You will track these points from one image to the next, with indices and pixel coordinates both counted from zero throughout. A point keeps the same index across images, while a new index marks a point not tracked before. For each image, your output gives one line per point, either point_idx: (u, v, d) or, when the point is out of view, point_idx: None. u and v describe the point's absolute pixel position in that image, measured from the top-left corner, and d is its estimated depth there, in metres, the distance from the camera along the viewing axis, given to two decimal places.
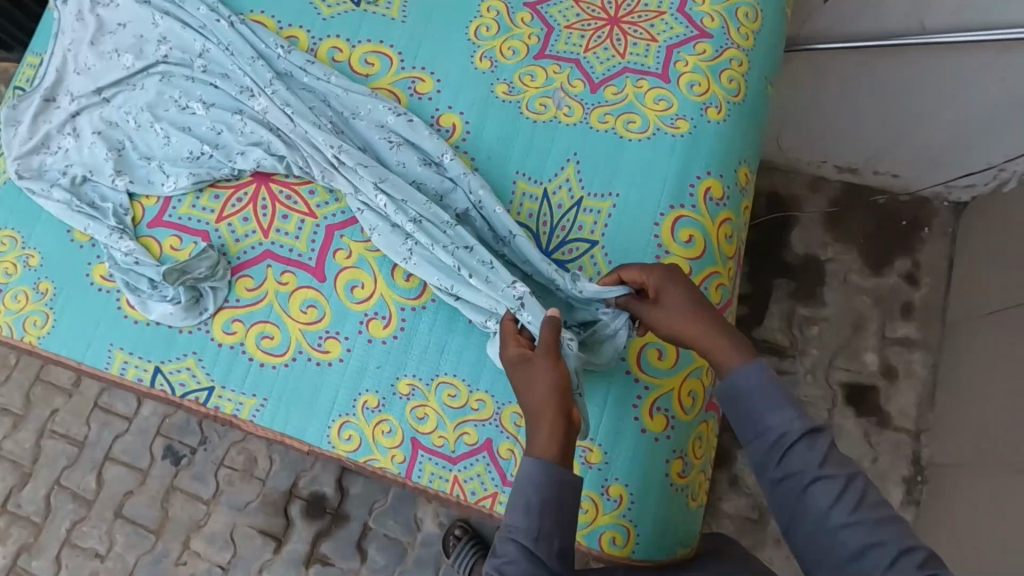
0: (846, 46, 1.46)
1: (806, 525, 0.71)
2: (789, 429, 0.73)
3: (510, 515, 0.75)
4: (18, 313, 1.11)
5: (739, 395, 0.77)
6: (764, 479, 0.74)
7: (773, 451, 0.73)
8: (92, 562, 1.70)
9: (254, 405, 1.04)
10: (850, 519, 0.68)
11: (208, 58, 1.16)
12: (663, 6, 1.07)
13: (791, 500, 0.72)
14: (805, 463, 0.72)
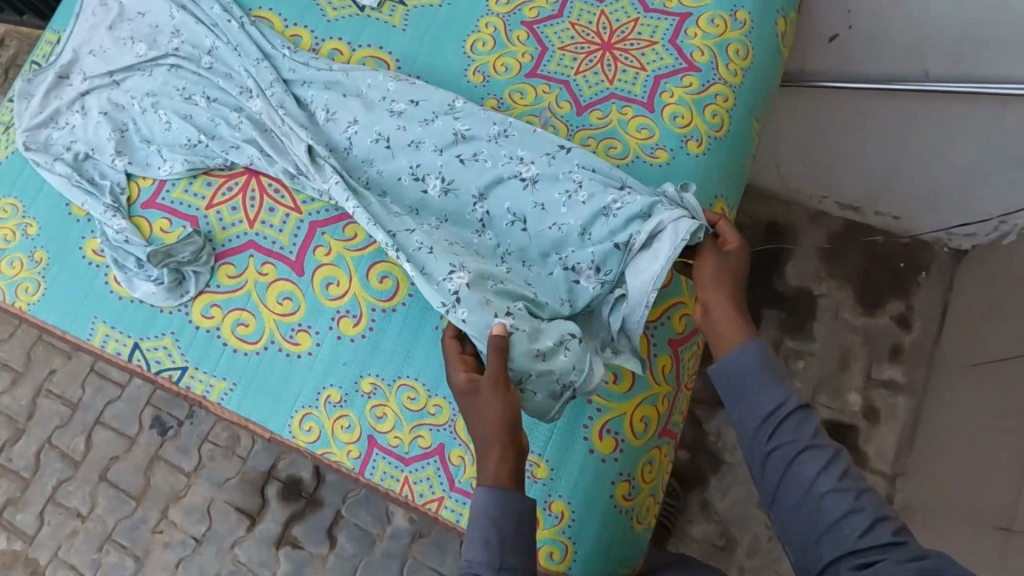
0: (848, 86, 1.47)
1: (792, 493, 0.73)
2: (785, 402, 0.76)
3: (470, 548, 0.77)
4: (12, 279, 1.16)
5: (742, 365, 0.80)
6: (754, 451, 0.77)
7: (767, 423, 0.76)
8: (73, 521, 1.76)
9: (223, 388, 1.07)
10: (834, 485, 0.71)
11: (216, 55, 1.20)
12: (656, 37, 1.08)
13: (779, 472, 0.74)
14: (796, 434, 0.74)
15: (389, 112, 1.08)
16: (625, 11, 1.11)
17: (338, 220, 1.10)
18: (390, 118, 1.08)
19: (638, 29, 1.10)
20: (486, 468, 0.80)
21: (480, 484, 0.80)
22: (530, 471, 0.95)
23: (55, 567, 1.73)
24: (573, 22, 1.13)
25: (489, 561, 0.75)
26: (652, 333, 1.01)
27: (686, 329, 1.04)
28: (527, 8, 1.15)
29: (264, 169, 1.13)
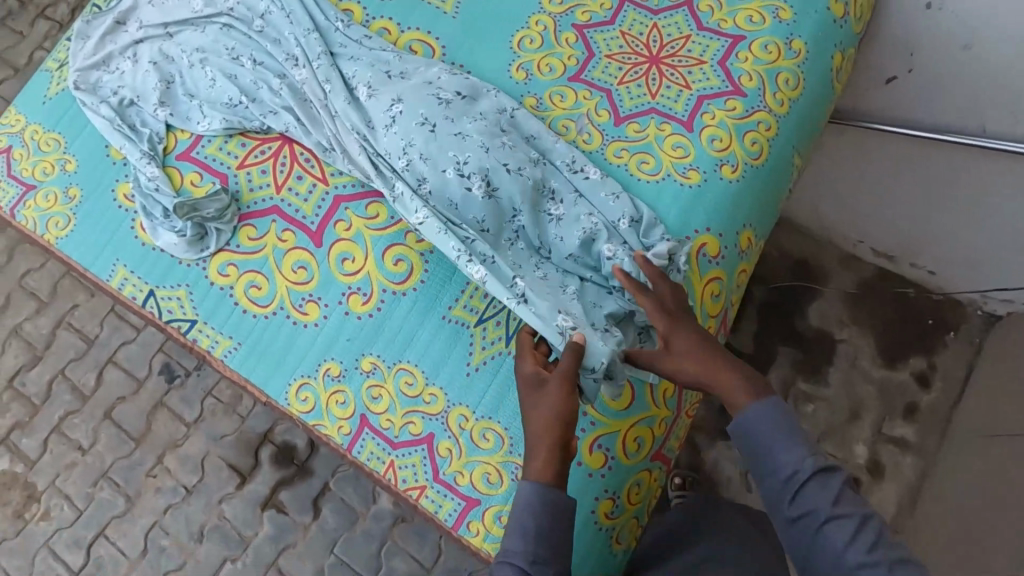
0: (898, 131, 1.40)
1: (823, 564, 0.72)
2: (802, 467, 0.75)
3: (508, 540, 0.77)
4: (44, 212, 1.19)
5: (750, 432, 0.79)
6: (777, 518, 0.76)
7: (787, 489, 0.75)
8: (74, 453, 1.81)
9: (228, 346, 1.09)
10: (866, 560, 0.70)
11: (268, 20, 1.21)
12: (705, 56, 1.06)
13: (806, 543, 0.73)
14: (817, 503, 0.73)
15: (435, 99, 1.07)
16: (678, 26, 1.10)
17: (363, 197, 1.11)
18: (438, 106, 1.06)
19: (689, 46, 1.08)
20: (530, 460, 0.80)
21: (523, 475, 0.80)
22: (515, 475, 0.93)
23: (50, 494, 1.78)
24: (623, 31, 1.12)
25: (526, 553, 0.75)
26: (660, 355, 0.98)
27: None
28: (580, 11, 1.14)
29: (300, 138, 1.14)
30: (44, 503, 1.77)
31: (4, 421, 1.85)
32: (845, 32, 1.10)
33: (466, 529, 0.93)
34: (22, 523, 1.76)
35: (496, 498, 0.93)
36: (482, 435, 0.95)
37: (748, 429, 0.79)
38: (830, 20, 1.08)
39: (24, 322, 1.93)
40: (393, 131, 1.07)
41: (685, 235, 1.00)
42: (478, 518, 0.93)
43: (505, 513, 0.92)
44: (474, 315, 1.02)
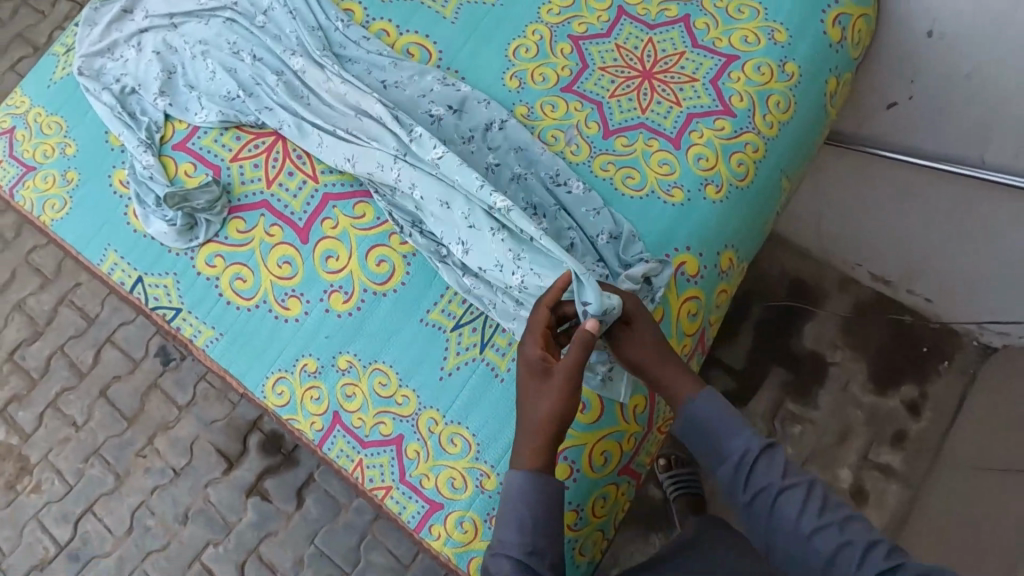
0: (900, 159, 1.37)
1: (782, 536, 0.79)
2: (750, 449, 0.83)
3: (503, 533, 0.80)
4: (42, 193, 1.22)
5: (701, 426, 0.87)
6: (738, 504, 0.83)
7: (742, 469, 0.82)
8: (67, 429, 1.84)
9: (210, 336, 1.10)
10: (818, 524, 0.77)
11: (271, 17, 1.23)
12: (698, 74, 1.06)
13: (767, 520, 0.80)
14: (769, 479, 0.81)
15: (428, 116, 1.09)
16: (673, 43, 1.09)
17: (352, 197, 1.12)
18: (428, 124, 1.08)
19: (682, 63, 1.08)
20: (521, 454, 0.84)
21: (514, 469, 0.84)
22: (479, 481, 0.94)
23: (42, 468, 1.81)
24: (619, 44, 1.12)
25: (520, 545, 0.79)
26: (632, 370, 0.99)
27: None
28: (577, 22, 1.14)
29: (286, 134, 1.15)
30: (36, 476, 1.81)
31: (2, 392, 1.88)
32: (840, 57, 1.09)
33: (429, 531, 0.94)
34: (14, 494, 1.80)
35: (460, 503, 0.94)
36: (450, 439, 0.96)
37: (698, 421, 0.87)
38: (825, 44, 1.08)
39: (28, 298, 1.97)
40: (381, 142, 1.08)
41: (668, 252, 1.00)
42: (440, 522, 0.94)
43: (466, 518, 0.93)
44: (452, 319, 1.03)
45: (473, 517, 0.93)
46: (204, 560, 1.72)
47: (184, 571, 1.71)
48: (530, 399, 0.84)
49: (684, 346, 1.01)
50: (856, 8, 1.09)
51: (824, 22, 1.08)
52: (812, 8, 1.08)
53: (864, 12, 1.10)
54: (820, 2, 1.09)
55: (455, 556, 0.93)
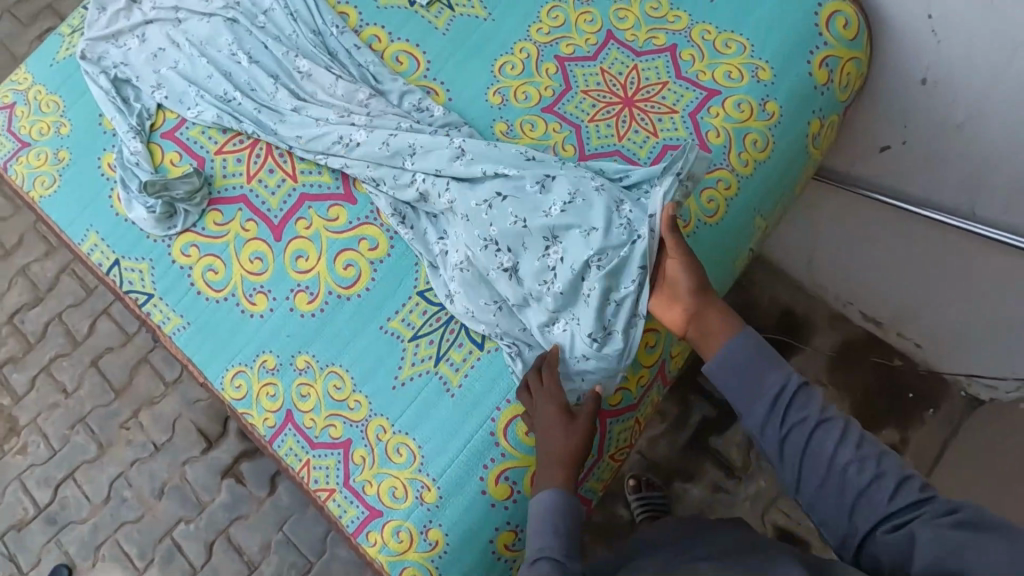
0: (897, 206, 1.33)
1: (818, 473, 0.73)
2: (788, 382, 0.77)
3: (537, 540, 0.80)
4: (34, 169, 1.25)
5: (735, 359, 0.80)
6: (769, 442, 0.77)
7: (776, 406, 0.76)
8: (57, 394, 1.89)
9: (178, 324, 1.13)
10: (856, 457, 0.72)
11: (271, 16, 1.25)
12: (678, 106, 1.06)
13: (800, 455, 0.74)
14: (805, 413, 0.75)
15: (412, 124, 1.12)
16: (657, 72, 1.09)
17: (327, 199, 1.14)
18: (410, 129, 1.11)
19: (663, 93, 1.07)
20: (545, 475, 0.85)
21: (540, 489, 0.85)
22: (419, 493, 0.94)
23: (30, 430, 1.86)
24: (604, 69, 1.12)
25: (559, 547, 0.79)
26: None
27: (620, 403, 1.01)
28: (565, 43, 1.14)
29: (263, 137, 1.17)
30: (23, 437, 1.86)
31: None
32: (826, 99, 1.08)
33: (365, 537, 0.95)
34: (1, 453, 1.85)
35: (398, 513, 0.94)
36: (396, 448, 0.97)
37: (730, 352, 0.81)
38: (810, 85, 1.07)
39: (32, 263, 2.02)
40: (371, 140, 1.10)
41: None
42: (377, 529, 0.95)
43: (403, 528, 0.94)
44: (411, 330, 1.04)
45: (409, 527, 0.94)
46: (175, 536, 1.75)
47: (155, 545, 1.75)
48: (557, 432, 0.87)
49: (640, 376, 1.02)
50: (846, 51, 1.08)
51: (811, 63, 1.07)
52: (800, 48, 1.07)
53: (855, 56, 1.08)
54: (809, 43, 1.08)
55: (389, 564, 0.94)
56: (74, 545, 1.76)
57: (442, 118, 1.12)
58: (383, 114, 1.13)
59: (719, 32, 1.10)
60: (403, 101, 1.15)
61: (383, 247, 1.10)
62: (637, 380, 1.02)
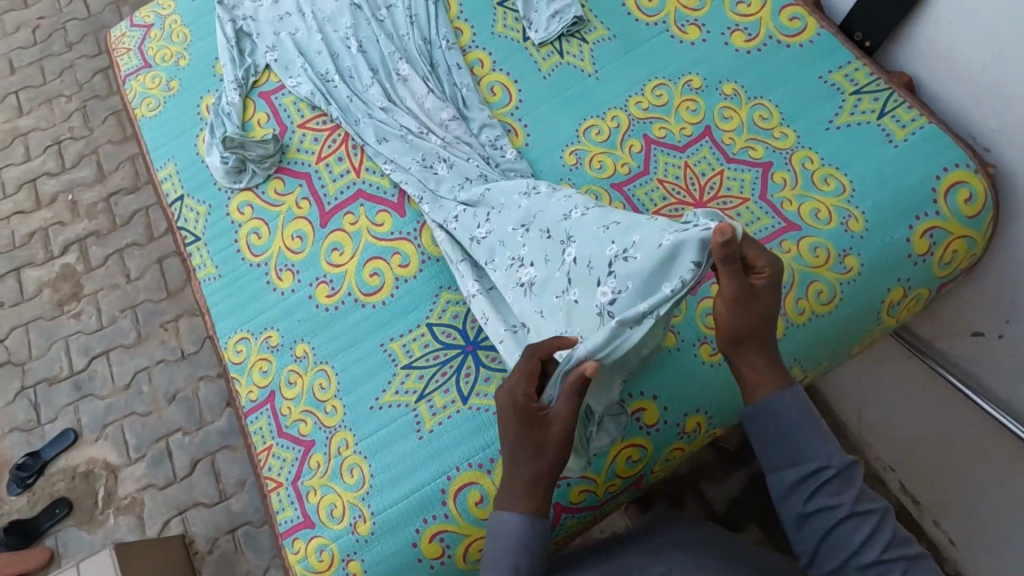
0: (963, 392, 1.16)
1: (835, 562, 0.73)
2: (829, 463, 0.75)
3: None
4: (145, 90, 1.35)
5: (776, 416, 0.77)
6: (788, 512, 0.76)
7: (806, 485, 0.75)
8: (120, 278, 1.96)
9: (210, 273, 1.18)
10: (882, 555, 0.71)
11: (392, 13, 1.28)
12: (749, 228, 0.98)
13: (819, 536, 0.74)
14: (838, 498, 0.73)
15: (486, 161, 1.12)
16: (742, 184, 1.02)
17: (380, 203, 1.14)
18: (482, 167, 1.11)
19: (740, 209, 1.00)
20: (512, 498, 0.78)
21: (500, 511, 0.79)
22: (354, 521, 0.94)
23: (89, 300, 1.94)
24: (688, 163, 1.06)
25: None
26: None
27: (580, 504, 0.96)
28: (658, 125, 1.09)
29: (344, 126, 1.20)
30: (81, 305, 1.94)
31: (89, 224, 2.04)
32: (917, 271, 0.97)
33: (291, 542, 0.96)
34: (59, 312, 1.94)
35: (328, 531, 0.94)
36: (349, 468, 0.97)
37: (770, 414, 0.78)
38: (904, 252, 0.96)
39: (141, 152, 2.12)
40: (449, 170, 1.11)
41: (623, 397, 0.95)
42: (304, 539, 0.95)
43: (327, 548, 0.94)
44: (407, 357, 1.03)
45: (334, 550, 0.93)
46: (169, 442, 1.77)
47: (151, 443, 1.77)
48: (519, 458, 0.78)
49: (611, 485, 0.96)
50: (959, 227, 0.96)
51: (912, 230, 0.96)
52: (905, 210, 0.97)
53: (968, 234, 0.97)
54: (917, 207, 0.97)
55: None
56: (87, 417, 1.81)
57: (510, 161, 1.11)
58: (456, 143, 1.14)
59: (823, 163, 1.01)
60: (482, 133, 1.15)
61: (413, 267, 1.09)
62: (606, 489, 0.96)
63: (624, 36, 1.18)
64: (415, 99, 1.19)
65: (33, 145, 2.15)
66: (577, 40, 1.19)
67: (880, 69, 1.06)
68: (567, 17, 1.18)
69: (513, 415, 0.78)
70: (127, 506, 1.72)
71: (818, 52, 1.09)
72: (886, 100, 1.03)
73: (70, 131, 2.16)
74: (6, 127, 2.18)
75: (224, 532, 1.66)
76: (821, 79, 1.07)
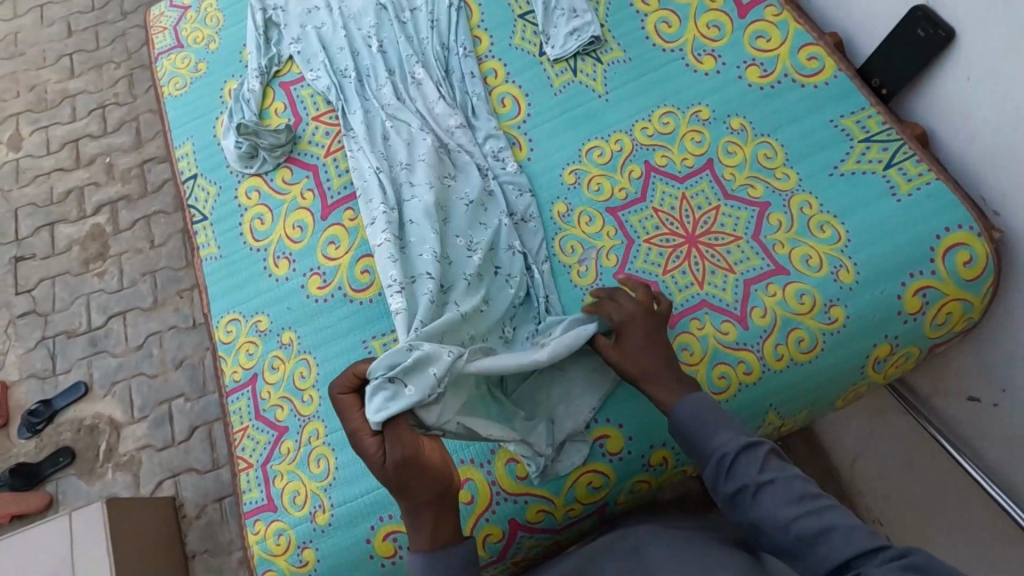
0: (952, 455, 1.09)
1: (767, 535, 0.73)
2: (731, 444, 0.78)
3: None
4: (175, 70, 1.40)
5: (680, 419, 0.83)
6: (719, 500, 0.77)
7: (718, 469, 0.77)
8: (143, 244, 1.99)
9: (212, 253, 1.22)
10: (800, 511, 0.71)
11: (416, 17, 1.30)
12: (737, 267, 0.98)
13: (745, 510, 0.74)
14: (746, 473, 0.75)
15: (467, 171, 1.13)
16: (736, 222, 1.01)
17: None
18: (469, 182, 1.11)
19: (731, 247, 0.99)
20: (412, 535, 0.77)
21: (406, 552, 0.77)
22: (313, 510, 0.96)
23: (113, 261, 1.98)
24: (685, 196, 1.05)
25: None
26: (499, 501, 0.94)
27: (537, 525, 0.96)
28: (660, 153, 1.09)
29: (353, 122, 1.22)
30: (105, 265, 1.98)
31: (122, 188, 2.08)
32: (907, 329, 0.95)
33: (252, 523, 0.99)
34: (85, 270, 1.98)
35: (289, 517, 0.97)
36: (316, 458, 1.00)
37: (680, 423, 0.83)
38: (894, 309, 0.94)
39: None
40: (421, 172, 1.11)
41: (587, 423, 0.96)
42: (265, 521, 0.98)
43: (285, 533, 0.96)
44: None
45: (291, 536, 0.96)
46: (171, 407, 1.79)
47: (154, 405, 1.80)
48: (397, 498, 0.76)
49: (570, 508, 0.96)
50: (956, 290, 0.94)
51: (905, 287, 0.94)
52: (901, 266, 0.95)
53: (965, 297, 0.94)
54: (913, 264, 0.95)
55: (259, 559, 0.97)
56: (99, 371, 1.85)
57: (510, 174, 1.12)
58: (458, 151, 1.15)
59: (821, 210, 0.99)
60: (479, 146, 1.16)
61: None
62: (565, 513, 0.96)
63: (640, 60, 1.17)
64: (424, 104, 1.21)
65: (80, 107, 2.21)
66: (592, 60, 1.19)
67: (895, 119, 1.04)
68: (584, 36, 1.19)
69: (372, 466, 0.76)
70: (125, 463, 1.75)
71: (833, 96, 1.07)
72: (896, 151, 1.01)
73: (115, 97, 2.22)
74: (56, 88, 2.25)
75: (212, 500, 1.68)
76: (832, 123, 1.05)
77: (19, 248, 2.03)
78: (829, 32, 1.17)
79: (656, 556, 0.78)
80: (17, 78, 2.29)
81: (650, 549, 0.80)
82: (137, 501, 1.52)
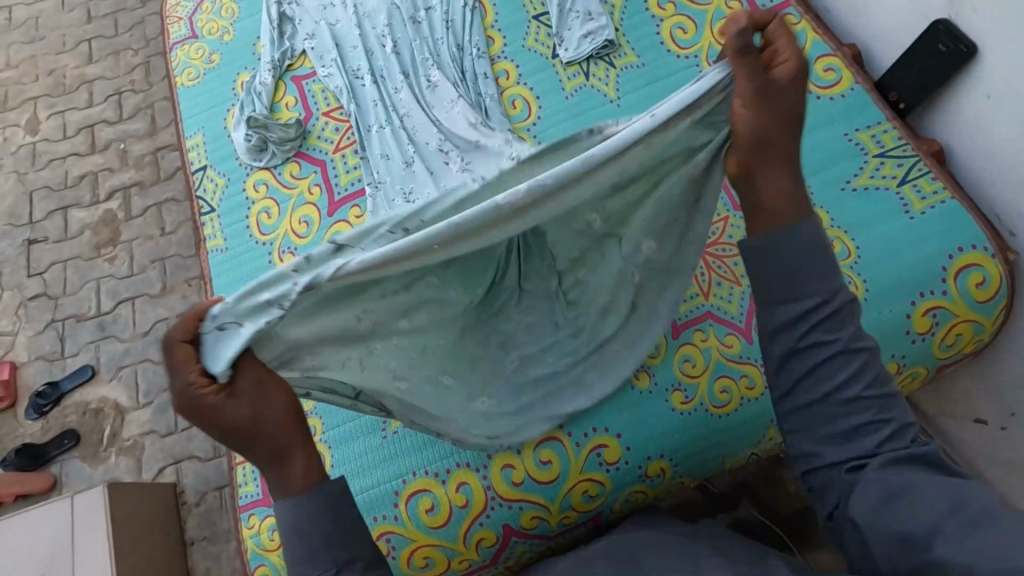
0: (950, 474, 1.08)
1: (814, 400, 0.61)
2: (832, 299, 0.61)
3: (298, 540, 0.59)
4: (188, 60, 1.40)
5: (780, 243, 0.62)
6: (774, 350, 0.63)
7: (803, 321, 0.62)
8: (154, 231, 2.01)
9: (218, 246, 1.22)
10: (866, 392, 0.60)
11: (429, 15, 1.29)
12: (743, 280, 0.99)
13: (805, 373, 0.62)
14: (835, 333, 0.61)
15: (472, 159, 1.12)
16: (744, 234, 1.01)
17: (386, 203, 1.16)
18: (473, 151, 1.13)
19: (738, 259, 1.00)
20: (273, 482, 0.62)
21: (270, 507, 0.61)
22: None
23: (124, 247, 1.99)
24: None
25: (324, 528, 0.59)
26: (494, 506, 0.94)
27: (533, 531, 0.95)
28: None
29: (363, 119, 1.22)
30: (116, 250, 1.99)
31: (135, 174, 2.09)
32: (915, 349, 0.93)
33: (247, 517, 0.99)
34: (96, 254, 2.00)
35: None
36: None
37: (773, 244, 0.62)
38: (902, 328, 0.92)
39: None
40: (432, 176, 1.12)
41: (583, 434, 0.95)
42: (259, 516, 0.99)
43: None
44: None
45: None
46: None
47: (159, 391, 1.81)
48: (236, 435, 0.61)
49: (566, 516, 0.95)
50: (966, 310, 0.92)
51: (914, 306, 0.93)
52: (910, 284, 0.93)
53: (976, 319, 0.93)
54: (924, 283, 0.93)
55: (252, 553, 0.97)
56: (106, 356, 1.87)
57: None
58: (466, 151, 1.14)
59: (832, 224, 0.98)
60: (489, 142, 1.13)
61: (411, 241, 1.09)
62: (561, 520, 0.95)
63: (653, 66, 1.16)
64: (438, 105, 1.20)
65: (97, 93, 2.23)
66: (605, 63, 1.18)
67: (910, 134, 1.02)
68: (598, 39, 1.18)
69: (189, 405, 0.59)
70: (129, 447, 1.76)
71: (850, 107, 1.06)
72: (910, 167, 0.99)
73: (131, 83, 2.23)
74: (74, 73, 2.27)
75: (212, 488, 1.69)
76: (846, 136, 1.04)
77: (33, 231, 2.05)
78: (847, 43, 1.15)
79: (647, 556, 0.76)
80: (36, 63, 2.31)
81: (646, 546, 0.77)
82: (136, 486, 1.52)
